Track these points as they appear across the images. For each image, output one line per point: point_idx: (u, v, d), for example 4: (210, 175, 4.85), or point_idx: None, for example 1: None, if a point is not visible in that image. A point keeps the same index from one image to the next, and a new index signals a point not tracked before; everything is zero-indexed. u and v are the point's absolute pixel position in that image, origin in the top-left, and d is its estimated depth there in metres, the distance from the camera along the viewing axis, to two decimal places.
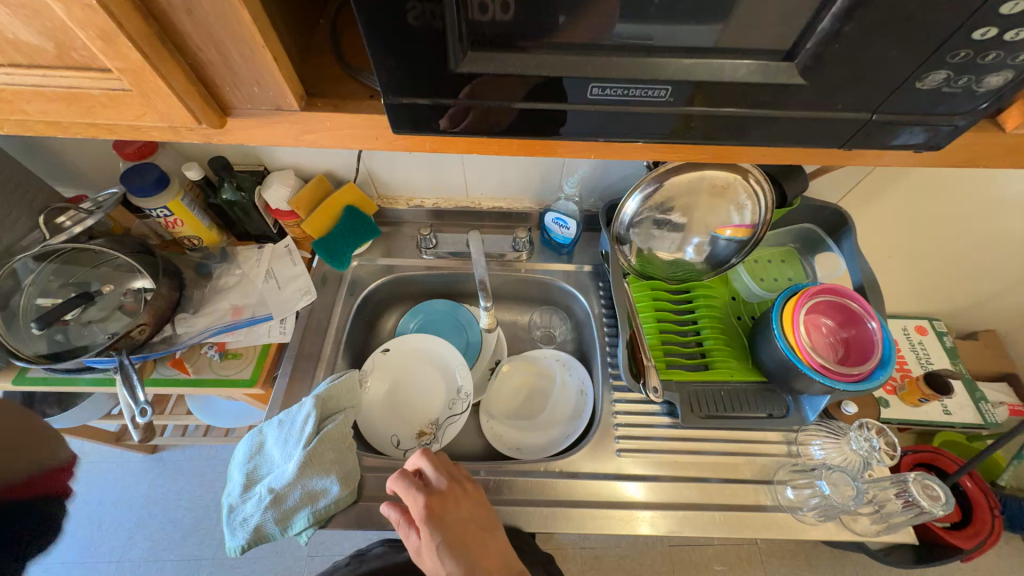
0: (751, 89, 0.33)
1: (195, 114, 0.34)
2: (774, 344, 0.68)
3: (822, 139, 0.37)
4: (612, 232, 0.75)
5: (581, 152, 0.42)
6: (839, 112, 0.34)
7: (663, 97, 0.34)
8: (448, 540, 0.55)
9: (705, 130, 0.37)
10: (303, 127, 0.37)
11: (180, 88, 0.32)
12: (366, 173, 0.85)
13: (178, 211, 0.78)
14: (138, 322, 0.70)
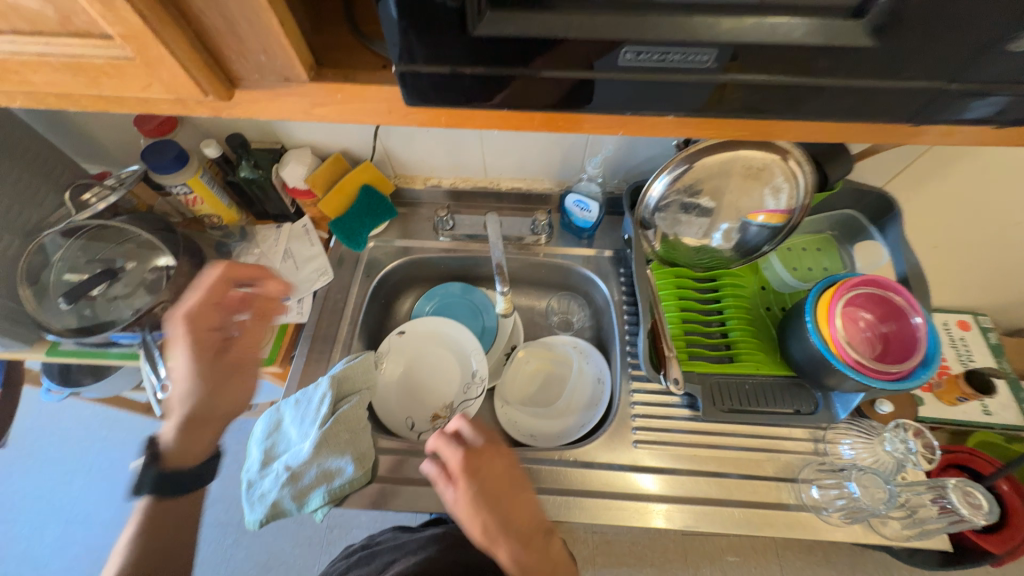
0: (805, 54, 0.30)
1: (202, 86, 0.33)
2: (806, 338, 0.64)
3: (882, 113, 0.33)
4: (637, 215, 0.71)
5: (609, 128, 0.39)
6: (902, 82, 0.31)
7: (705, 63, 0.31)
8: (487, 504, 0.55)
9: (747, 103, 0.33)
10: (312, 100, 0.35)
11: (185, 57, 0.31)
12: (383, 152, 0.83)
13: (198, 189, 0.78)
14: (158, 300, 0.71)
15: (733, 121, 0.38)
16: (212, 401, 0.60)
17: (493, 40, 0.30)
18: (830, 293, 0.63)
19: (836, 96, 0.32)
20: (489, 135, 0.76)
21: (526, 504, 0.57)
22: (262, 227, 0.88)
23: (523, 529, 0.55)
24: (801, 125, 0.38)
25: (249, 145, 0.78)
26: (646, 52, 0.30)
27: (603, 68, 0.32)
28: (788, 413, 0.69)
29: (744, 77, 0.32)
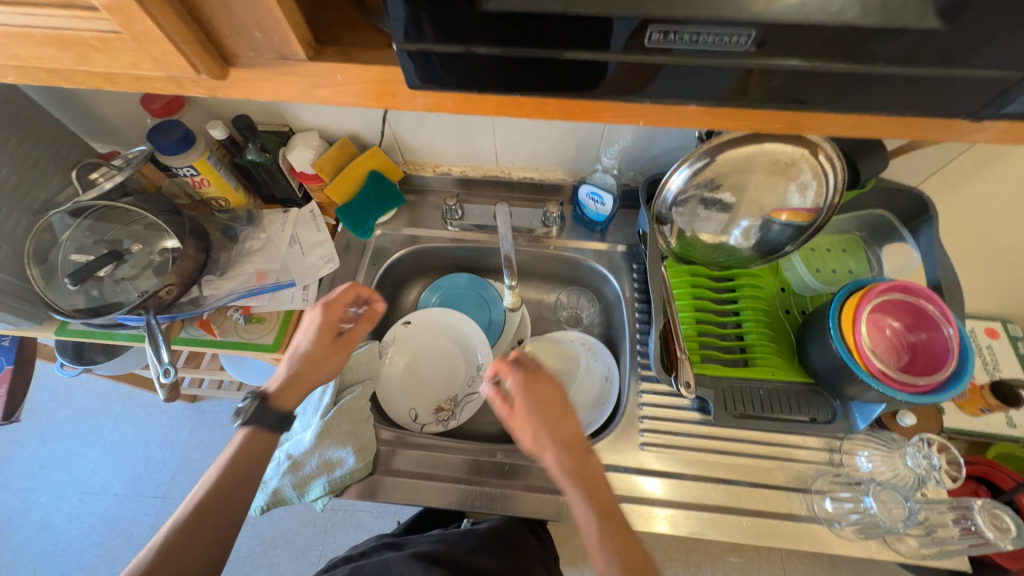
0: (854, 37, 0.27)
1: (194, 62, 0.31)
2: (829, 344, 0.61)
3: (933, 105, 0.30)
4: (653, 210, 0.68)
5: (628, 117, 0.36)
6: (962, 71, 0.27)
7: (742, 46, 0.27)
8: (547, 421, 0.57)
9: (782, 92, 0.30)
10: (311, 81, 0.33)
11: (174, 32, 0.28)
12: (392, 137, 0.81)
13: (204, 171, 0.76)
14: (164, 283, 0.70)
15: (764, 113, 0.35)
16: (312, 372, 0.62)
17: (506, 16, 0.27)
18: (856, 297, 0.60)
19: (883, 84, 0.29)
20: (501, 121, 0.73)
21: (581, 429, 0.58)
22: (269, 212, 0.87)
23: (577, 449, 0.56)
24: (840, 118, 0.35)
25: (255, 127, 0.76)
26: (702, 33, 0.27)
27: (625, 50, 0.29)
28: (803, 421, 0.66)
29: (783, 62, 0.28)
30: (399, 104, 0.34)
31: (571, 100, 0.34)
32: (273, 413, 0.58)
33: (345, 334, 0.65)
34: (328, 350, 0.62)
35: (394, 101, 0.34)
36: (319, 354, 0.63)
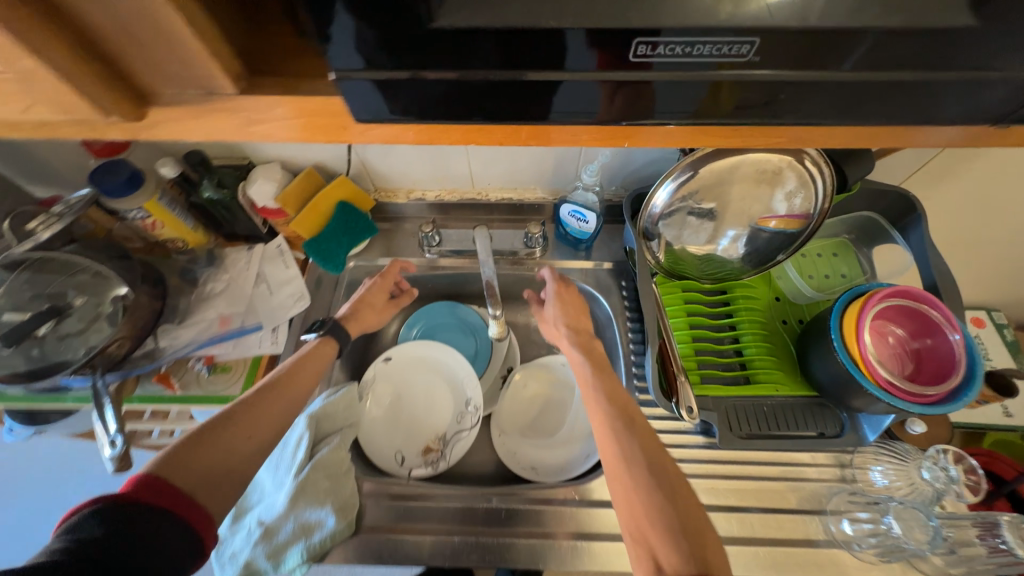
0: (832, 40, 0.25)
1: (102, 105, 0.28)
2: (832, 356, 0.58)
3: (918, 106, 0.29)
4: (639, 225, 0.65)
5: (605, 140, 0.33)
6: (957, 72, 0.27)
7: (744, 54, 0.26)
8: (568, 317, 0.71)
9: (760, 103, 0.29)
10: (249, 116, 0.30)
11: (69, 68, 0.26)
12: (360, 164, 0.76)
13: (156, 213, 0.71)
14: (116, 336, 0.64)
15: (748, 129, 0.32)
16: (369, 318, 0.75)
17: (458, 30, 0.24)
18: (858, 303, 0.57)
19: (865, 91, 0.28)
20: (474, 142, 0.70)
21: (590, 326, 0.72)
22: (232, 250, 0.81)
23: (585, 332, 0.69)
24: (828, 129, 0.33)
25: (210, 163, 0.71)
26: (670, 43, 0.25)
27: (592, 64, 0.26)
28: (811, 437, 0.63)
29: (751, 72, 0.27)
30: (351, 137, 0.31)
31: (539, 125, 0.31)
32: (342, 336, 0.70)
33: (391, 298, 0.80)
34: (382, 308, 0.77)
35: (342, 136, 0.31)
36: (372, 304, 0.77)
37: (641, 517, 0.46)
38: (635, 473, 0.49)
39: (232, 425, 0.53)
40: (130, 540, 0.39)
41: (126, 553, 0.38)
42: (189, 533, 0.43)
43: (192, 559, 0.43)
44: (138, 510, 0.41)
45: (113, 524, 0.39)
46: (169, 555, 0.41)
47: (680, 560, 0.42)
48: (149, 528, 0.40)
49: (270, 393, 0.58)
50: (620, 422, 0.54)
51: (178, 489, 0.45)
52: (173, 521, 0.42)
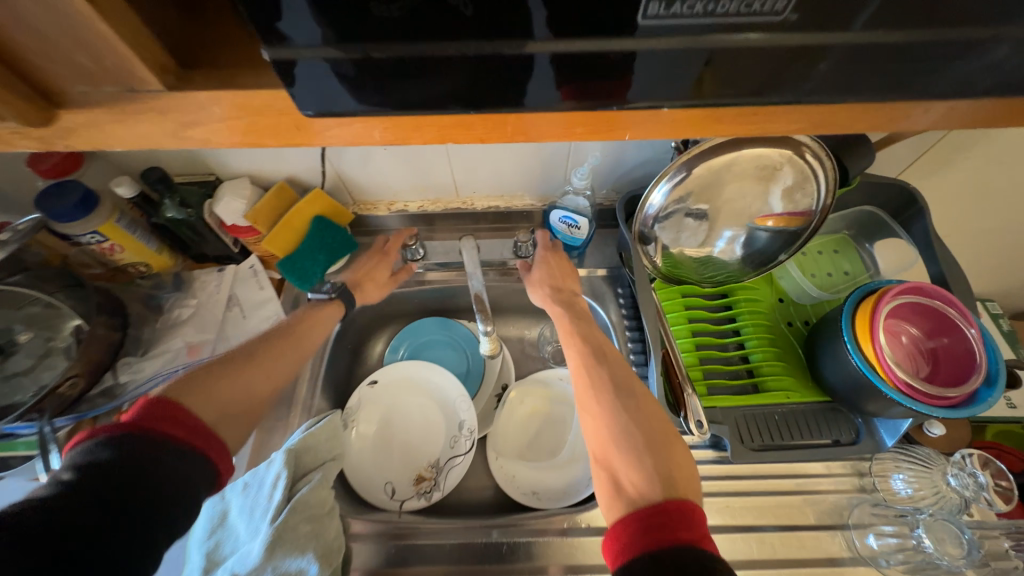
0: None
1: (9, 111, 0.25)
2: (845, 359, 0.55)
3: (928, 79, 0.27)
4: (634, 229, 0.62)
5: (588, 128, 0.31)
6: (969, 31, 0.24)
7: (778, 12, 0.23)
8: (548, 280, 0.70)
9: (744, 84, 0.27)
10: (202, 112, 0.28)
11: None
12: (335, 175, 0.72)
13: (114, 236, 0.65)
14: (66, 374, 0.58)
15: (743, 108, 0.29)
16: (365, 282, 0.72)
17: None
18: (873, 300, 0.53)
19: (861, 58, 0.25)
20: (456, 148, 0.66)
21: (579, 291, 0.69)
22: (201, 273, 0.76)
23: (567, 292, 0.68)
24: (837, 110, 0.30)
25: (171, 179, 0.65)
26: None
27: (562, 31, 0.24)
28: (826, 445, 0.60)
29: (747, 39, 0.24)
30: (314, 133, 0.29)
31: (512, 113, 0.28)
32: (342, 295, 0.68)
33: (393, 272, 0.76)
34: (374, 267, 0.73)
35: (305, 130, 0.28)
36: (372, 271, 0.73)
37: (613, 447, 0.49)
38: (607, 409, 0.52)
39: (235, 369, 0.53)
40: (140, 470, 0.40)
41: (136, 483, 0.39)
42: (201, 464, 0.44)
43: (207, 486, 0.44)
44: (150, 438, 0.42)
45: (123, 453, 0.40)
46: (181, 483, 0.42)
47: (645, 481, 0.45)
48: (158, 458, 0.41)
49: (270, 344, 0.58)
50: (596, 366, 0.57)
51: (187, 420, 0.45)
52: (183, 451, 0.43)
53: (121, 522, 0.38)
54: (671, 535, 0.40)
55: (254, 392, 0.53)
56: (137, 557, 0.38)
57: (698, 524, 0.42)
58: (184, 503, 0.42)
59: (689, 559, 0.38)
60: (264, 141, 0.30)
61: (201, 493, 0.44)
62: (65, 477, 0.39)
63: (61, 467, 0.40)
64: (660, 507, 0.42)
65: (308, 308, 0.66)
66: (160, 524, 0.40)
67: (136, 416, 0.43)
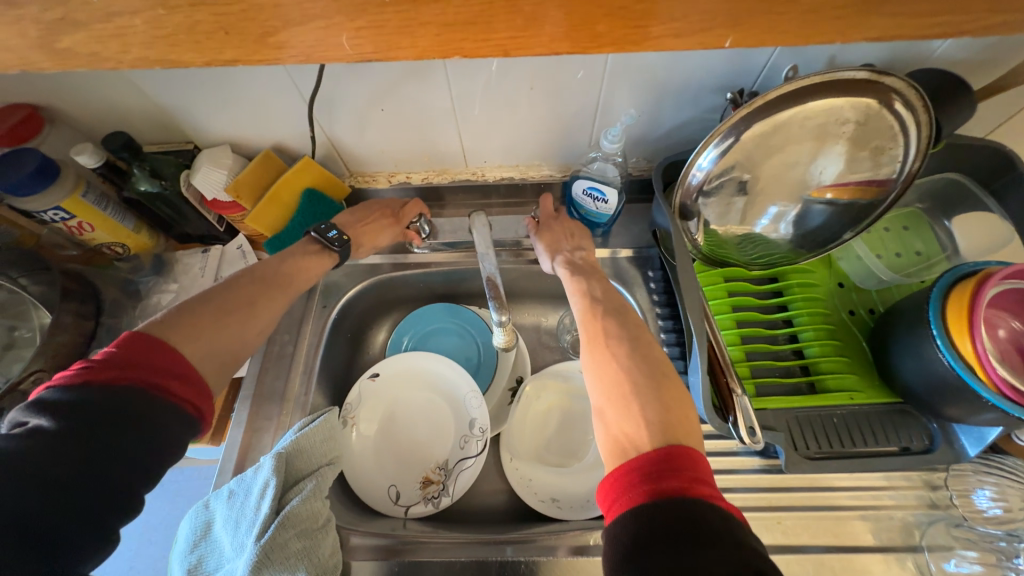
0: None
1: None
2: (932, 357, 0.46)
3: None
4: (675, 202, 0.52)
5: (608, 23, 0.23)
6: None
7: None
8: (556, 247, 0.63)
9: None
10: (91, 9, 0.22)
11: None
12: (327, 142, 0.62)
13: (82, 212, 0.58)
14: (30, 369, 0.51)
15: None
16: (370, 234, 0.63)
17: None
18: (973, 284, 0.44)
19: None
20: (465, 107, 0.56)
21: (587, 247, 0.63)
22: (184, 254, 0.68)
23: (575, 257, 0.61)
24: None
25: (139, 146, 0.57)
26: None
27: None
28: (894, 454, 0.51)
29: None
30: (254, 16, 0.22)
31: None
32: (342, 243, 0.59)
33: (404, 226, 0.67)
34: (380, 221, 0.64)
35: (245, 25, 0.22)
36: (379, 222, 0.65)
37: (607, 395, 0.45)
38: (605, 359, 0.47)
39: (230, 310, 0.46)
40: (108, 420, 0.35)
41: (101, 433, 0.34)
42: (184, 413, 0.39)
43: (192, 433, 0.40)
44: (122, 386, 0.36)
45: (91, 399, 0.35)
46: (160, 434, 0.37)
47: (638, 428, 0.40)
48: (131, 406, 0.36)
49: (267, 288, 0.50)
50: (599, 315, 0.52)
51: (167, 364, 0.39)
52: (163, 399, 0.37)
53: (90, 475, 0.34)
54: (668, 485, 0.35)
55: (248, 339, 0.47)
56: (109, 508, 0.34)
57: (701, 473, 0.36)
58: (164, 453, 0.37)
59: (687, 514, 0.32)
60: (191, 58, 0.24)
61: (185, 441, 0.39)
62: (27, 420, 0.34)
63: (25, 408, 0.35)
64: (655, 456, 0.37)
65: (302, 254, 0.56)
66: (138, 477, 0.36)
67: (108, 356, 0.37)
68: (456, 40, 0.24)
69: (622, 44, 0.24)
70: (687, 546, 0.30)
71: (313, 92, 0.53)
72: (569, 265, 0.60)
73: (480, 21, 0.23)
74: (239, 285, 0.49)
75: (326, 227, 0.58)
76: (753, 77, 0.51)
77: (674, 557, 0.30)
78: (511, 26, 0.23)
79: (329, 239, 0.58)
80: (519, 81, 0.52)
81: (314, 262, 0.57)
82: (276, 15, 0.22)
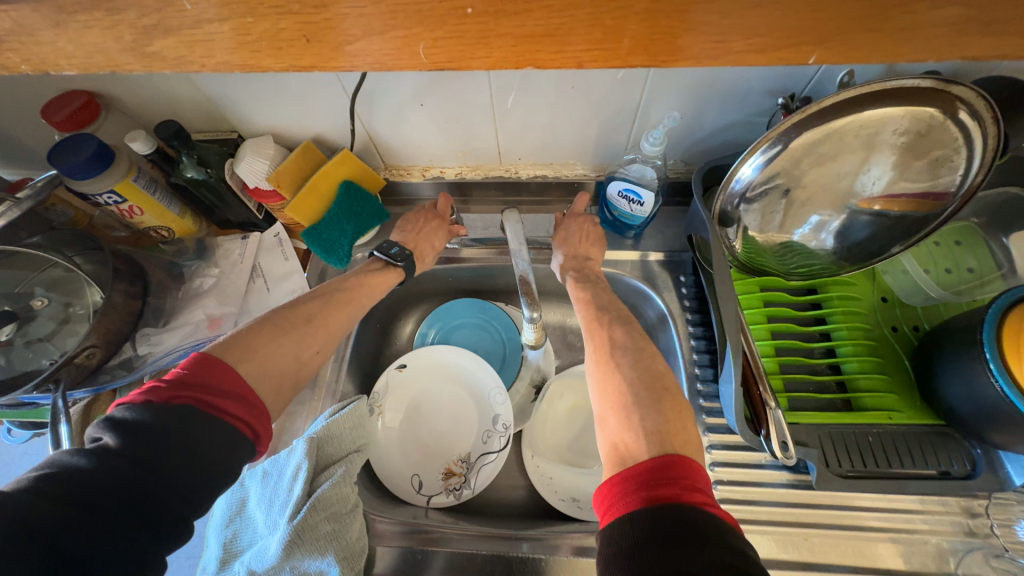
0: None
1: None
2: (982, 381, 0.44)
3: None
4: (714, 207, 0.51)
5: (688, 39, 0.22)
6: None
7: None
8: (578, 248, 0.63)
9: None
10: (185, 17, 0.22)
11: None
12: (366, 136, 0.63)
13: (132, 196, 0.60)
14: (84, 344, 0.54)
15: None
16: (428, 244, 0.65)
17: None
18: None
19: None
20: (505, 105, 0.56)
21: (595, 257, 0.63)
22: (225, 240, 0.71)
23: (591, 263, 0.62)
24: None
25: (188, 135, 0.59)
26: None
27: None
28: (933, 477, 0.49)
29: None
30: (337, 26, 0.22)
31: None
32: (401, 253, 0.61)
33: (448, 222, 0.68)
34: (431, 228, 0.65)
35: (327, 34, 0.22)
36: (429, 228, 0.65)
37: (609, 403, 0.45)
38: (612, 375, 0.47)
39: (277, 324, 0.47)
40: (165, 440, 0.36)
41: (154, 448, 0.35)
42: (240, 439, 0.39)
43: (246, 461, 0.40)
44: (184, 406, 0.37)
45: (151, 417, 0.36)
46: (209, 456, 0.37)
47: (636, 436, 0.40)
48: (187, 426, 0.37)
49: (318, 300, 0.52)
50: (618, 323, 0.52)
51: (228, 388, 0.40)
52: (219, 420, 0.39)
53: (135, 495, 0.34)
54: (662, 492, 0.35)
55: (289, 348, 0.47)
56: (149, 536, 0.34)
57: (697, 482, 0.36)
58: (212, 478, 0.37)
59: (679, 517, 0.32)
60: (270, 64, 0.24)
61: (236, 467, 0.39)
62: (98, 437, 0.36)
63: (99, 424, 0.36)
64: (650, 464, 0.37)
65: (367, 271, 0.59)
66: (180, 493, 0.36)
67: (177, 376, 0.39)
68: (530, 52, 0.23)
69: (697, 59, 0.23)
70: (677, 548, 0.30)
71: (356, 88, 0.54)
72: (575, 276, 0.60)
73: (558, 33, 0.22)
74: (297, 304, 0.51)
75: (388, 244, 0.61)
76: (805, 82, 0.50)
77: (666, 560, 0.30)
78: (591, 36, 0.22)
79: (393, 255, 0.61)
80: (562, 81, 0.52)
81: (371, 273, 0.59)
82: (356, 26, 0.22)
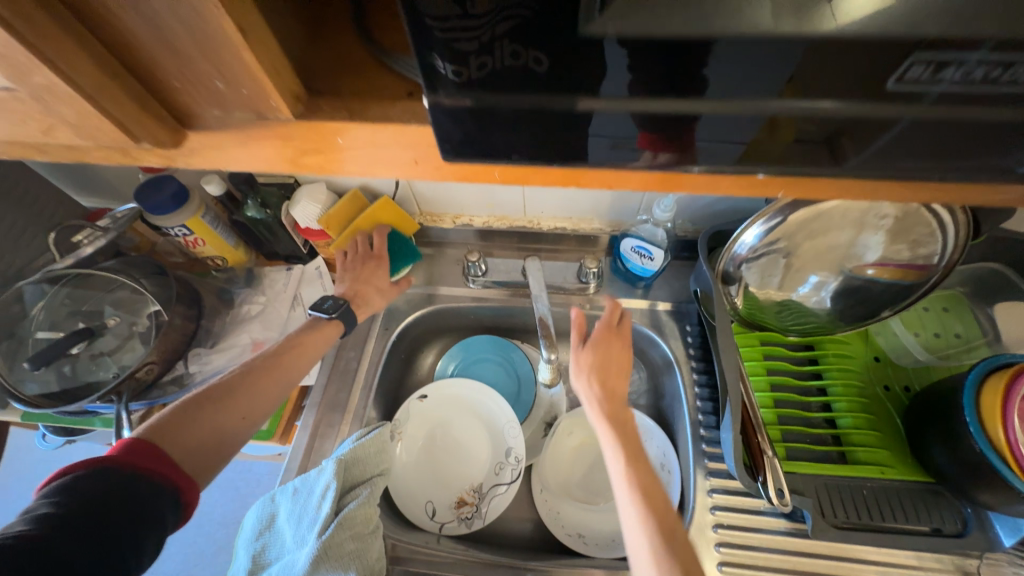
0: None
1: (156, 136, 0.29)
2: (965, 443, 0.48)
3: None
4: (718, 267, 0.57)
5: None
6: None
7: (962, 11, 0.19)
8: (603, 368, 0.59)
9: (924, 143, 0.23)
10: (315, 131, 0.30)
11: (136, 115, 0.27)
12: (407, 187, 0.72)
13: (199, 230, 0.68)
14: (145, 360, 0.61)
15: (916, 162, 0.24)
16: (365, 288, 0.69)
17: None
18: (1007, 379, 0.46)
19: None
20: None
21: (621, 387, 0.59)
22: (270, 270, 0.78)
23: (617, 391, 0.58)
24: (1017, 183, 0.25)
25: (255, 182, 0.68)
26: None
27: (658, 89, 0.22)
28: (924, 533, 0.51)
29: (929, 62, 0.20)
30: None
31: (574, 164, 0.28)
32: (332, 305, 0.65)
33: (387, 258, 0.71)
34: (368, 269, 0.69)
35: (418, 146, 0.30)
36: (368, 270, 0.69)
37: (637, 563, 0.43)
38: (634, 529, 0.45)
39: None
40: (98, 498, 0.38)
41: (97, 508, 0.38)
42: (172, 491, 0.43)
43: (172, 520, 0.43)
44: (115, 468, 0.40)
45: (86, 481, 0.39)
46: (146, 508, 0.40)
47: None
48: (125, 484, 0.40)
49: None
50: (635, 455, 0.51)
51: (158, 453, 0.44)
52: (152, 478, 0.42)
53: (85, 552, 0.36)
54: None
55: None
56: None
57: None
58: (154, 530, 0.40)
59: None
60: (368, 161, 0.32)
61: (169, 522, 0.42)
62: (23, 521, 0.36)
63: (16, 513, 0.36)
64: None
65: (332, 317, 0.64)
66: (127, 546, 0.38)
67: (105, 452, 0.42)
68: None
69: None
70: None
71: None
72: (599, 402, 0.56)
73: None
74: None
75: (321, 299, 0.65)
76: None
77: None
78: None
79: (325, 308, 0.64)
80: None
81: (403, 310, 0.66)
82: None
